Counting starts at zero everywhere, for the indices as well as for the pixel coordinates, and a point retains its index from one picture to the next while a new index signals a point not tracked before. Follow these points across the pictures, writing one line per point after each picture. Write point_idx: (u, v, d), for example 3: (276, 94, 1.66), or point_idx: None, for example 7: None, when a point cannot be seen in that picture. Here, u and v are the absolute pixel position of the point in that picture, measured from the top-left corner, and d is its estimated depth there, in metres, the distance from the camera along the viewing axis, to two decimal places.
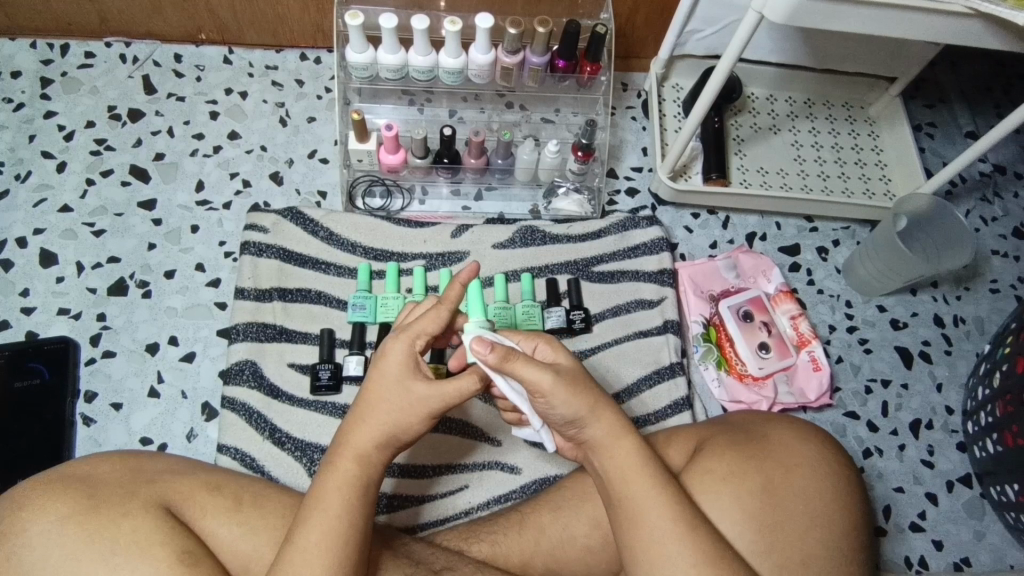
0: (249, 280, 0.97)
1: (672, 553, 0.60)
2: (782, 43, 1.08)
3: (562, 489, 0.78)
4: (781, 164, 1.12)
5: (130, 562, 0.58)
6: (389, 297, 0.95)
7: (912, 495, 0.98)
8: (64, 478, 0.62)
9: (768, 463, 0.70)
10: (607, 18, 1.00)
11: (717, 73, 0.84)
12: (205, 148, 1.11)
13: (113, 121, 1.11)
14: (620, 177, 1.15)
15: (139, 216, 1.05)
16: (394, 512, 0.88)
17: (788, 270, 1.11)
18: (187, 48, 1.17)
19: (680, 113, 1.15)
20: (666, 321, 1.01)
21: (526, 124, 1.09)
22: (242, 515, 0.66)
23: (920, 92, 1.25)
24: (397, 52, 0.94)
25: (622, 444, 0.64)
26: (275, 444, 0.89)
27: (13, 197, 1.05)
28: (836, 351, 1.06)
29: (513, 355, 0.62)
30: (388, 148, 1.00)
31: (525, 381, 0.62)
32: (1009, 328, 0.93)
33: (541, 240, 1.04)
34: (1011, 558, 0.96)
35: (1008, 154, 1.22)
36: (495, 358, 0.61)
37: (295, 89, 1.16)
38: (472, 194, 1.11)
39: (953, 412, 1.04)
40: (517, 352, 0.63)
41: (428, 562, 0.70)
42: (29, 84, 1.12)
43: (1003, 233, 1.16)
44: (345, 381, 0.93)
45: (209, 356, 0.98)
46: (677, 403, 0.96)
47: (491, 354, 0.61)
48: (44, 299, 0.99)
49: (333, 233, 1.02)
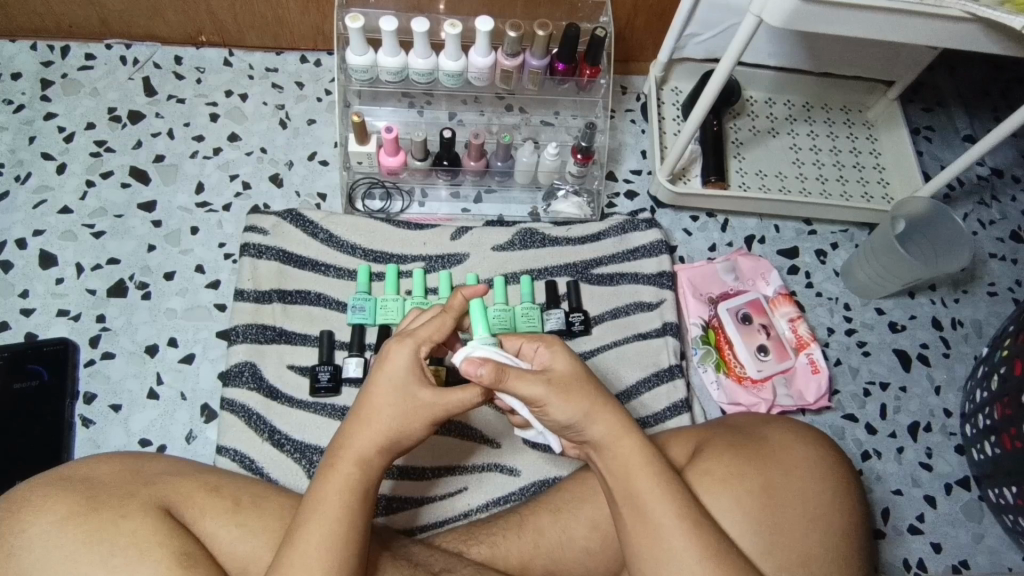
0: (248, 282, 0.97)
1: (679, 547, 0.60)
2: (781, 47, 1.09)
3: (561, 491, 0.78)
4: (779, 167, 1.13)
5: (128, 563, 0.58)
6: (389, 299, 0.96)
7: (910, 497, 0.98)
8: (64, 478, 0.62)
9: (768, 463, 0.71)
10: (607, 22, 1.00)
11: (717, 75, 0.84)
12: (205, 150, 1.11)
13: (113, 122, 1.11)
14: (619, 179, 1.15)
15: (139, 218, 1.05)
16: (394, 513, 0.88)
17: (786, 273, 1.11)
18: (187, 51, 1.17)
19: (679, 116, 1.16)
20: (665, 323, 1.01)
21: (526, 126, 1.09)
22: (242, 517, 0.66)
23: (919, 96, 1.26)
24: (398, 55, 0.94)
25: (624, 442, 0.64)
26: (274, 446, 0.89)
27: (13, 198, 1.05)
28: (835, 354, 1.06)
29: (504, 373, 0.63)
30: (388, 151, 1.00)
31: (521, 396, 0.64)
32: (1006, 331, 0.93)
33: (540, 242, 1.04)
34: (1009, 560, 0.96)
35: (1006, 158, 1.22)
36: (490, 376, 0.62)
37: (295, 91, 1.16)
38: (471, 197, 1.11)
39: (951, 415, 1.04)
40: (508, 368, 0.63)
41: (427, 563, 0.70)
42: (29, 86, 1.12)
43: (1001, 237, 1.16)
44: (345, 383, 0.93)
45: (208, 358, 0.98)
46: (677, 405, 0.96)
47: (484, 371, 0.62)
48: (44, 300, 0.99)
49: (333, 235, 1.02)
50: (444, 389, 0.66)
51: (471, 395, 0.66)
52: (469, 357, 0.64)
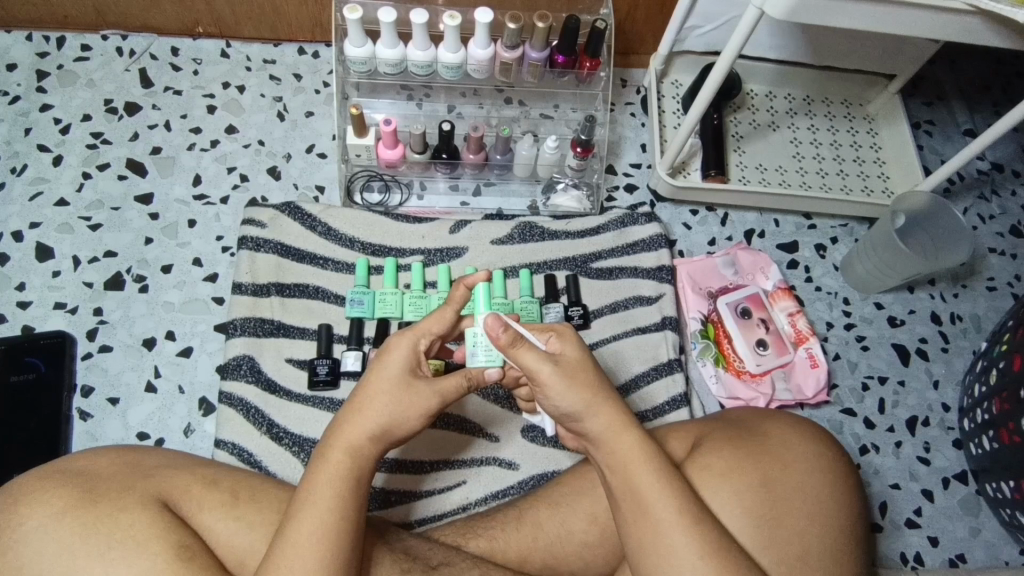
0: (246, 275, 0.96)
1: (682, 543, 0.60)
2: (782, 39, 1.08)
3: (560, 485, 0.78)
4: (780, 161, 1.13)
5: (125, 556, 0.58)
6: (388, 292, 0.95)
7: (908, 491, 0.99)
8: (60, 472, 0.62)
9: (766, 458, 0.70)
10: (607, 14, 0.99)
11: (716, 70, 0.84)
12: (202, 142, 1.10)
13: (109, 114, 1.10)
14: (619, 173, 1.15)
15: (136, 210, 1.05)
16: (390, 507, 0.88)
17: (785, 267, 1.11)
18: (184, 41, 1.16)
19: (679, 109, 1.15)
20: (664, 318, 1.01)
21: (525, 119, 1.07)
22: (239, 511, 0.66)
23: (919, 91, 1.25)
24: (397, 47, 0.94)
25: (627, 437, 0.64)
26: (272, 439, 0.89)
27: (9, 190, 1.04)
28: (834, 348, 1.06)
29: (520, 342, 0.64)
30: (387, 144, 0.99)
31: (524, 367, 0.65)
32: (1005, 326, 0.93)
33: (539, 236, 1.04)
34: (1006, 554, 0.96)
35: (1007, 152, 1.22)
36: (507, 340, 0.63)
37: (293, 83, 1.16)
38: (470, 190, 1.11)
39: (950, 409, 1.04)
40: (523, 338, 0.65)
41: (425, 557, 0.69)
42: (25, 77, 1.11)
43: (1000, 232, 1.16)
44: (343, 376, 0.93)
45: (206, 351, 0.98)
46: (676, 399, 0.96)
47: (504, 335, 0.63)
48: (40, 293, 0.99)
49: (331, 228, 1.02)
50: (438, 377, 0.67)
51: (460, 378, 0.68)
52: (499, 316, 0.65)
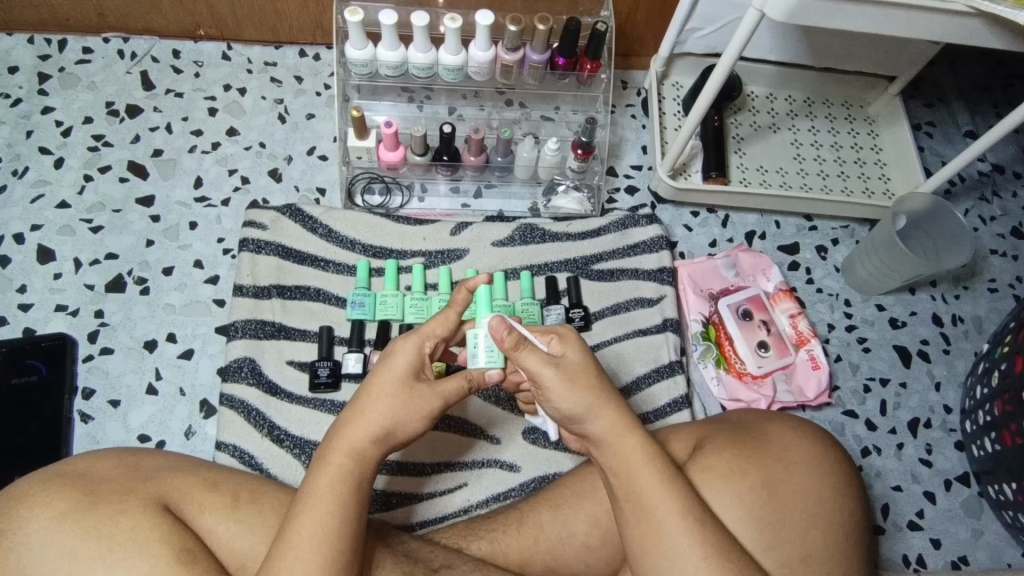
0: (247, 277, 0.96)
1: (683, 545, 0.60)
2: (782, 41, 1.08)
3: (562, 487, 0.78)
4: (780, 163, 1.13)
5: (126, 559, 0.58)
6: (389, 294, 0.95)
7: (910, 493, 0.98)
8: (61, 475, 0.62)
9: (767, 460, 0.70)
10: (607, 16, 0.99)
11: (717, 72, 0.84)
12: (204, 144, 1.10)
13: (111, 117, 1.10)
14: (619, 175, 1.15)
15: (137, 212, 1.05)
16: (392, 510, 0.88)
17: (787, 269, 1.11)
18: (186, 44, 1.16)
19: (680, 111, 1.15)
20: (665, 320, 1.01)
21: (526, 121, 1.07)
22: (240, 513, 0.66)
23: (920, 92, 1.25)
24: (397, 49, 0.94)
25: (630, 439, 0.64)
26: (274, 441, 0.89)
27: (10, 192, 1.04)
28: (836, 350, 1.06)
29: (523, 344, 0.64)
30: (388, 146, 0.99)
31: (528, 371, 0.64)
32: (1007, 328, 0.92)
33: (540, 237, 1.04)
34: (1009, 556, 0.96)
35: (1008, 154, 1.22)
36: (511, 343, 0.63)
37: (295, 85, 1.16)
38: (471, 191, 1.11)
39: (951, 411, 1.04)
40: (526, 341, 0.65)
41: (426, 559, 0.69)
42: (26, 80, 1.11)
43: (1002, 233, 1.16)
44: (345, 378, 0.93)
45: (207, 353, 0.98)
46: (677, 401, 0.96)
47: (509, 337, 0.64)
48: (42, 295, 0.99)
49: (332, 230, 1.02)
50: (439, 379, 0.67)
51: (461, 380, 0.68)
52: (501, 318, 0.66)
